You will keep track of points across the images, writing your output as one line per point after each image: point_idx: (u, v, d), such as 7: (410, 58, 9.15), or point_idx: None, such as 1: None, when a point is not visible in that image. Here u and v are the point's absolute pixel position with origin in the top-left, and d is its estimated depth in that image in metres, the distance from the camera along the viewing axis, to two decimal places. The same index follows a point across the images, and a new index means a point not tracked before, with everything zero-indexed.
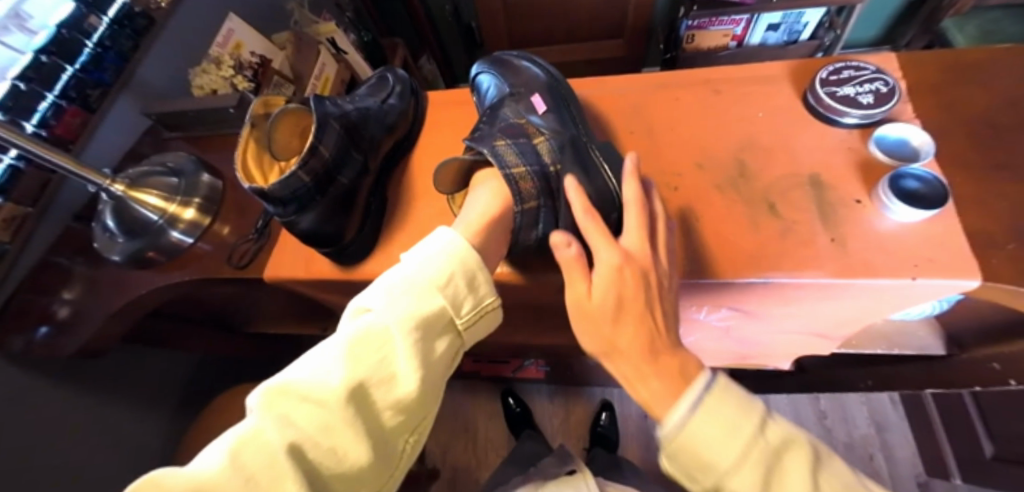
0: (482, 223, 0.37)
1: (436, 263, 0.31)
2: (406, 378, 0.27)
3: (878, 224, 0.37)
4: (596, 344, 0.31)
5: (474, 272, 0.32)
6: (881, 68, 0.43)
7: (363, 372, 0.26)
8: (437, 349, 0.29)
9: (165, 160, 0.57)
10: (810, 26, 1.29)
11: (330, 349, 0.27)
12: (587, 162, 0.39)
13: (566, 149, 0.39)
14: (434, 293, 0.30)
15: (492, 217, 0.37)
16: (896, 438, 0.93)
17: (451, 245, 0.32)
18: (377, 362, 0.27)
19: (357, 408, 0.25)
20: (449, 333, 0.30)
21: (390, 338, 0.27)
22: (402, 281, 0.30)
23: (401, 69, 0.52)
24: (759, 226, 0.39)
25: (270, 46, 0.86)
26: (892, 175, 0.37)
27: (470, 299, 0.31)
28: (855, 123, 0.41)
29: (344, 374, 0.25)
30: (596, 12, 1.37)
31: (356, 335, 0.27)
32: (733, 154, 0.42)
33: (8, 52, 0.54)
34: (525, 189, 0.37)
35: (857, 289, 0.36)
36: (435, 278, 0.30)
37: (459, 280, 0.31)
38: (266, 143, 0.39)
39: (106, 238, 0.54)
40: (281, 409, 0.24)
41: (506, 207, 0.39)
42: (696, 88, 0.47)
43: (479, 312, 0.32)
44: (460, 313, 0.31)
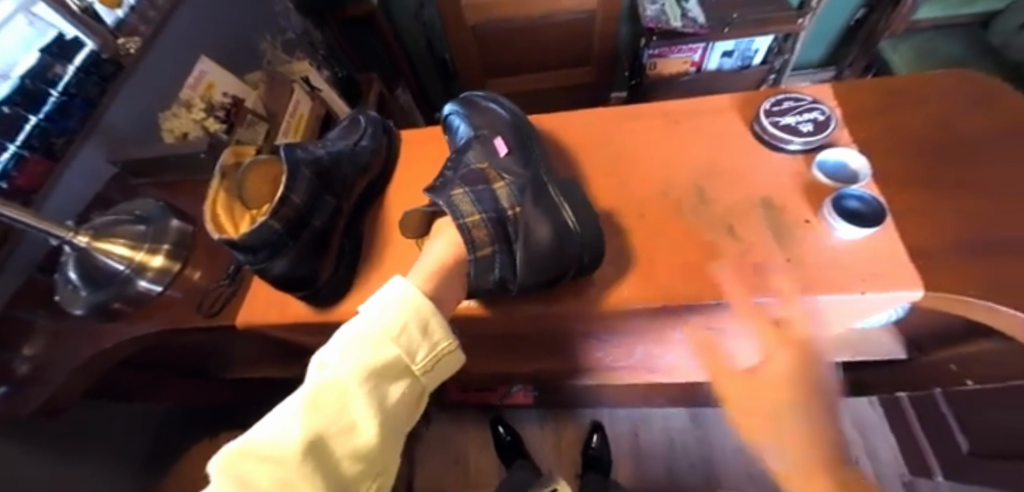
0: (434, 268, 0.38)
1: (388, 314, 0.32)
2: (364, 426, 0.28)
3: (827, 243, 0.39)
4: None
5: (428, 318, 0.33)
6: (817, 98, 0.46)
7: (322, 424, 0.27)
8: (394, 396, 0.30)
9: (132, 207, 0.56)
10: (761, 52, 1.39)
11: (288, 406, 0.28)
12: (544, 205, 0.40)
13: (527, 191, 0.41)
14: (388, 343, 0.31)
15: (445, 262, 0.39)
16: (878, 439, 0.96)
17: (403, 293, 0.33)
18: (335, 413, 0.28)
19: (317, 461, 0.26)
20: (405, 379, 0.32)
21: (347, 389, 0.28)
22: (358, 333, 0.31)
23: (371, 111, 0.54)
24: (721, 250, 0.41)
25: (243, 87, 0.89)
26: (834, 196, 0.40)
27: (425, 346, 0.33)
28: (799, 149, 0.44)
29: (302, 428, 0.26)
30: (562, 43, 1.43)
31: (313, 388, 0.28)
32: (691, 180, 0.45)
33: None
34: (477, 237, 0.39)
35: (815, 305, 0.38)
36: (387, 327, 0.31)
37: (412, 328, 0.32)
38: (236, 194, 0.40)
39: (70, 291, 0.53)
40: (239, 470, 0.24)
41: (460, 253, 0.40)
42: (653, 120, 0.50)
43: (435, 356, 0.33)
44: (415, 360, 0.32)
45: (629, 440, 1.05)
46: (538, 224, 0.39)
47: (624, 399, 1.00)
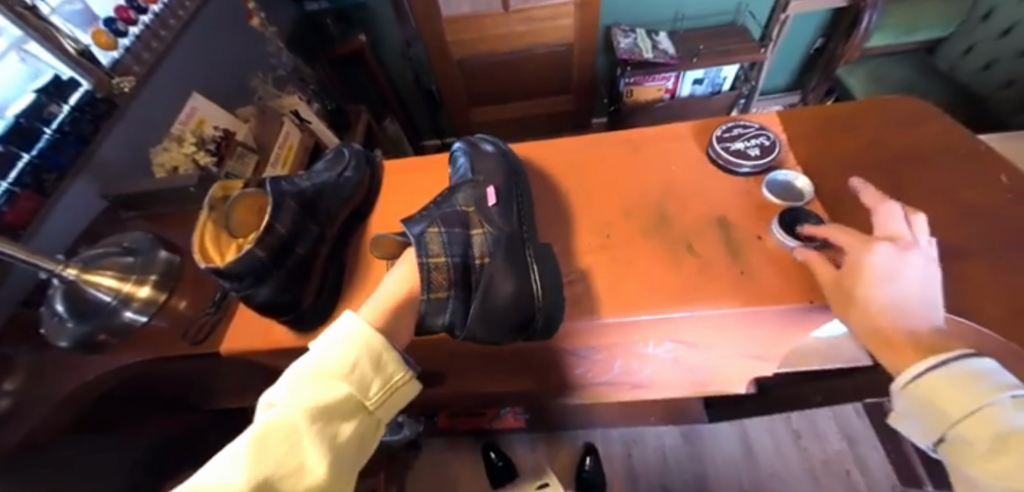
0: (385, 306, 0.36)
1: (337, 352, 0.31)
2: (313, 461, 0.26)
3: (775, 257, 0.43)
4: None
5: (380, 354, 0.32)
6: (763, 125, 0.51)
7: (266, 462, 0.24)
8: (347, 432, 0.28)
9: (120, 240, 0.58)
10: (729, 79, 1.47)
11: (231, 456, 0.25)
12: (515, 263, 0.39)
13: (502, 245, 0.40)
14: (338, 380, 0.30)
15: (398, 299, 0.37)
16: (867, 450, 0.97)
17: (353, 330, 0.33)
18: (282, 454, 0.25)
19: None
20: (359, 416, 0.30)
21: (295, 426, 0.26)
22: (306, 372, 0.30)
23: (354, 143, 0.57)
24: (682, 265, 0.44)
25: (234, 120, 0.93)
26: (782, 214, 0.44)
27: (378, 379, 0.31)
28: (750, 172, 0.48)
29: (245, 470, 0.24)
30: (542, 73, 1.50)
31: (258, 431, 0.26)
32: (653, 202, 0.48)
33: None
34: (436, 279, 0.37)
35: (768, 314, 0.41)
36: (337, 363, 0.31)
37: (364, 363, 0.31)
38: (222, 224, 0.42)
39: (56, 323, 0.53)
40: None
41: (415, 292, 0.38)
42: (617, 147, 0.54)
43: (390, 390, 0.32)
44: (368, 395, 0.31)
45: (622, 460, 1.05)
46: (503, 280, 0.39)
47: (614, 418, 1.01)
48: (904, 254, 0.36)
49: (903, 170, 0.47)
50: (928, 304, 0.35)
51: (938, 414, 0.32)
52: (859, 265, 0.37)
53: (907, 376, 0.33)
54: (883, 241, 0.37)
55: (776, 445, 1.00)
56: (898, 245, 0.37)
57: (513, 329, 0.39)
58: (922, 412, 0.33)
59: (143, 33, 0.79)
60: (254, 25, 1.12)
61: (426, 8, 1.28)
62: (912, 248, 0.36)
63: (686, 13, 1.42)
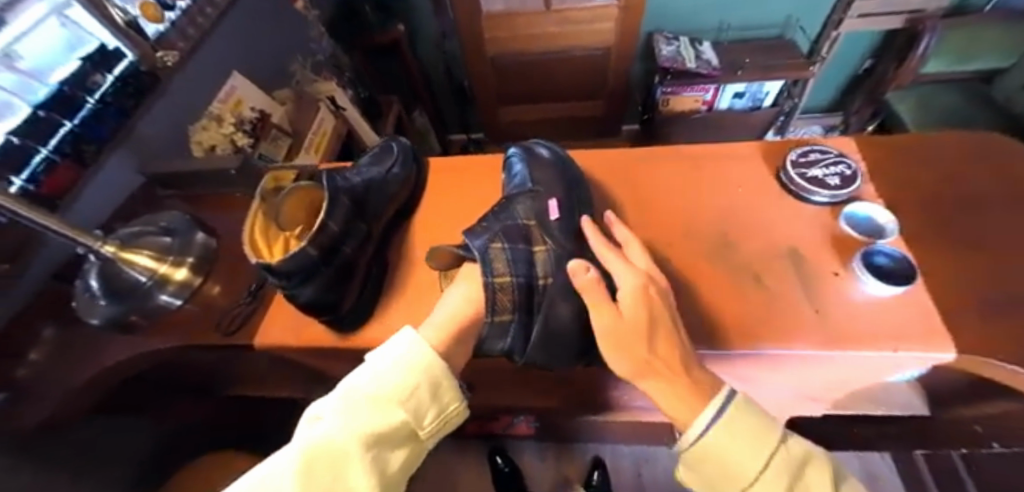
0: (452, 326, 0.34)
1: (398, 373, 0.28)
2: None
3: (853, 296, 0.39)
4: (625, 367, 0.33)
5: (441, 382, 0.29)
6: (842, 152, 0.48)
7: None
8: (394, 463, 0.26)
9: (158, 219, 0.57)
10: (771, 94, 1.41)
11: (274, 473, 0.23)
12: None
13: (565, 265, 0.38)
14: (395, 405, 0.27)
15: (464, 320, 0.35)
16: None
17: (416, 350, 0.30)
18: (331, 485, 0.23)
19: None
20: (408, 445, 0.28)
21: (346, 456, 0.24)
22: (361, 390, 0.27)
23: (402, 139, 0.55)
24: (748, 296, 0.41)
25: (270, 102, 0.92)
26: (863, 251, 0.41)
27: (433, 408, 0.29)
28: (825, 202, 0.45)
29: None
30: (576, 75, 1.47)
31: (307, 452, 0.23)
32: (718, 224, 0.45)
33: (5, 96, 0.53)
34: (501, 301, 0.36)
35: (843, 360, 0.38)
36: (395, 387, 0.28)
37: (423, 390, 0.29)
38: (272, 216, 0.40)
39: (88, 299, 0.52)
40: None
41: (479, 313, 0.36)
42: (679, 163, 0.51)
43: (443, 419, 0.30)
44: (422, 424, 0.28)
45: (631, 478, 1.02)
46: (566, 303, 0.37)
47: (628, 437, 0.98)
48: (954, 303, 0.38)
49: (993, 211, 0.43)
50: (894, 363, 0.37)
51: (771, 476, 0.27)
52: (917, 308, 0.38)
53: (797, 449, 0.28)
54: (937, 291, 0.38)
55: None
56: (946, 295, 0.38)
57: (573, 356, 0.38)
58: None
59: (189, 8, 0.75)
60: (298, 8, 1.11)
61: (468, 2, 1.26)
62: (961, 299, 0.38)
63: (732, 24, 1.38)
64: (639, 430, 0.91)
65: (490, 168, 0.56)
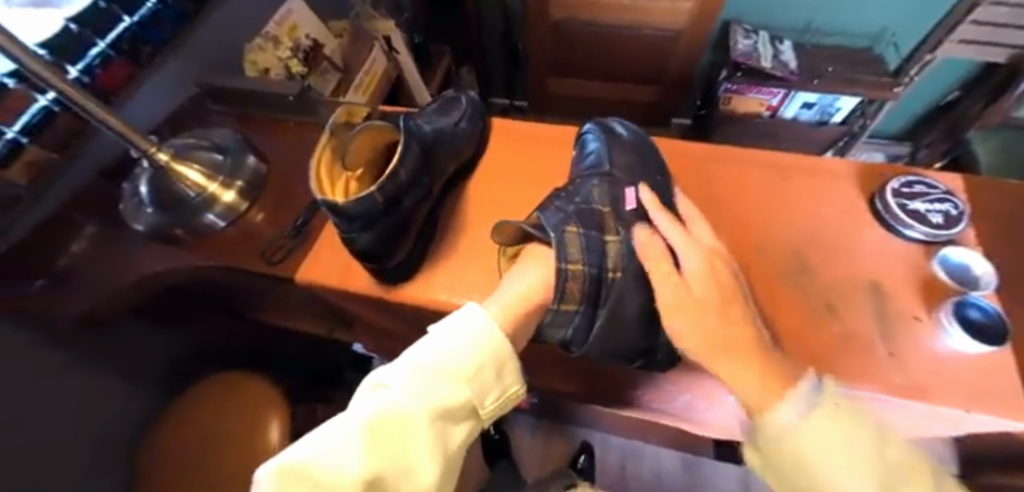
0: (516, 305, 0.34)
1: (467, 352, 0.29)
2: (423, 465, 0.25)
3: (933, 346, 0.36)
4: (670, 299, 0.34)
5: (503, 363, 0.31)
6: (950, 188, 0.43)
7: (385, 457, 0.24)
8: (455, 438, 0.28)
9: (209, 134, 0.56)
10: (843, 111, 1.32)
11: (349, 428, 0.25)
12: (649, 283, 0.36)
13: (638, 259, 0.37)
14: (463, 384, 0.29)
15: (530, 303, 0.35)
16: None
17: (483, 330, 0.31)
18: (398, 451, 0.25)
19: None
20: (469, 420, 0.30)
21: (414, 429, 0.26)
22: (432, 365, 0.28)
23: (473, 93, 0.51)
24: (823, 328, 0.38)
25: (324, 32, 0.87)
26: (957, 301, 0.37)
27: (495, 390, 0.31)
28: (920, 239, 0.41)
29: (365, 463, 0.23)
30: (637, 55, 1.40)
31: (380, 416, 0.25)
32: (800, 243, 0.42)
33: None
34: (571, 290, 0.34)
35: (910, 408, 0.35)
36: (463, 366, 0.29)
37: (488, 372, 0.30)
38: (340, 152, 0.38)
39: (134, 205, 0.53)
40: None
41: (546, 299, 0.35)
42: (765, 170, 0.47)
43: (501, 400, 0.31)
44: (483, 403, 0.30)
45: (616, 470, 1.03)
46: (634, 300, 0.35)
47: (622, 429, 0.98)
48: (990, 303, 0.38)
49: None
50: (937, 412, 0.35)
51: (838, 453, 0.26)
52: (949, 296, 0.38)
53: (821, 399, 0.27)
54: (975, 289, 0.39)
55: None
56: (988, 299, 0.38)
57: (632, 354, 0.36)
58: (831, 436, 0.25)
59: None
60: None
61: None
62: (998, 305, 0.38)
63: (818, 26, 1.28)
64: (637, 427, 0.91)
65: (559, 140, 0.53)
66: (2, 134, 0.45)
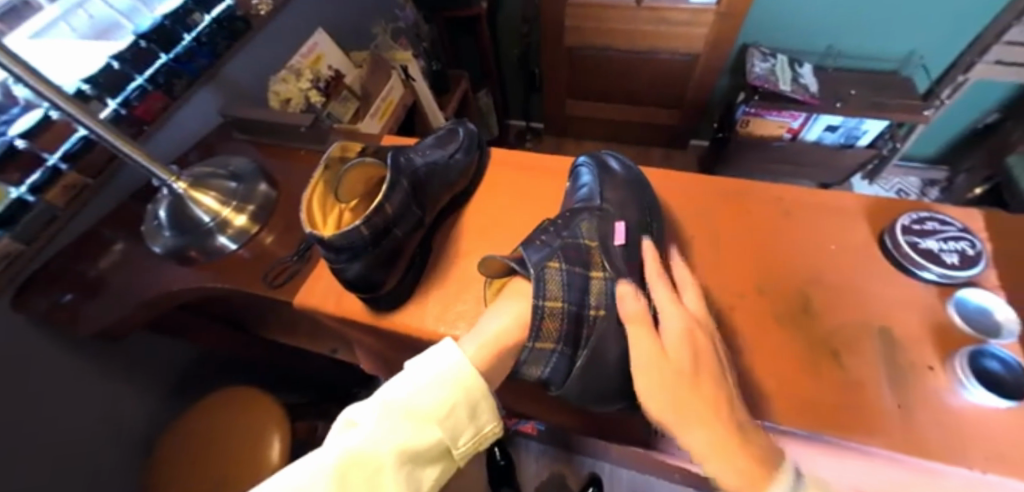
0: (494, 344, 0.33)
1: (439, 389, 0.28)
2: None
3: (946, 399, 0.33)
4: (670, 417, 0.30)
5: (480, 403, 0.29)
6: (966, 226, 0.41)
7: None
8: (427, 480, 0.26)
9: (227, 162, 0.59)
10: (869, 133, 1.26)
11: (308, 474, 0.24)
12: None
13: (623, 297, 0.35)
14: (432, 424, 0.27)
15: (506, 342, 0.34)
16: None
17: (458, 368, 0.29)
18: None
19: None
20: (441, 461, 0.28)
21: (380, 469, 0.24)
22: (400, 402, 0.27)
23: (470, 124, 0.53)
24: (821, 377, 0.35)
25: (346, 63, 0.92)
26: (972, 350, 0.34)
27: (470, 429, 0.29)
28: (933, 280, 0.39)
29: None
30: (652, 79, 1.40)
31: (343, 458, 0.24)
32: (800, 282, 0.40)
33: (103, 8, 0.60)
34: (547, 328, 0.33)
35: (919, 469, 0.32)
36: (433, 405, 0.27)
37: (462, 411, 0.28)
38: (333, 186, 0.39)
39: (155, 227, 0.56)
40: None
41: (522, 337, 0.35)
42: (765, 203, 0.46)
43: (478, 439, 0.29)
44: (456, 443, 0.28)
45: None
46: (616, 339, 0.34)
47: (632, 464, 0.94)
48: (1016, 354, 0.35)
49: None
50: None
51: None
52: (964, 343, 0.36)
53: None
54: (998, 340, 0.35)
55: None
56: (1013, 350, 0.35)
57: (614, 395, 0.35)
58: None
59: None
60: None
61: None
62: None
63: (842, 50, 1.25)
64: (647, 463, 0.87)
65: (554, 170, 0.53)
66: (45, 161, 0.49)
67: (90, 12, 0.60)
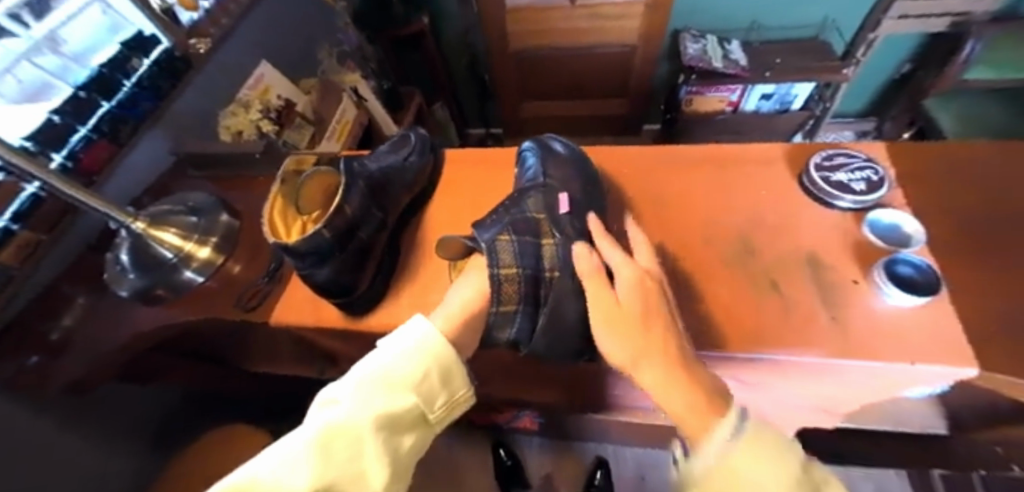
0: (461, 312, 0.36)
1: (411, 360, 0.31)
2: (374, 469, 0.25)
3: (872, 306, 0.38)
4: (623, 351, 0.33)
5: (449, 368, 0.32)
6: (870, 157, 0.46)
7: (335, 464, 0.24)
8: (404, 446, 0.28)
9: (186, 198, 0.59)
10: (801, 97, 1.37)
11: (290, 448, 0.24)
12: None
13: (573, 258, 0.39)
14: (407, 390, 0.29)
15: (473, 310, 0.37)
16: None
17: (428, 340, 0.32)
18: (346, 460, 0.24)
19: None
20: (418, 427, 0.30)
21: (362, 434, 0.25)
22: (377, 373, 0.30)
23: (421, 130, 0.55)
24: (764, 306, 0.39)
25: (295, 92, 0.96)
26: (886, 260, 0.39)
27: (442, 395, 0.31)
28: (849, 207, 0.43)
29: (313, 471, 0.23)
30: (598, 72, 1.46)
31: (326, 428, 0.25)
32: (736, 225, 0.45)
33: (35, 71, 0.56)
34: (506, 292, 0.37)
35: (858, 370, 0.37)
36: (408, 374, 0.30)
37: (433, 376, 0.31)
38: (292, 199, 0.41)
39: (117, 272, 0.54)
40: None
41: (487, 303, 0.38)
42: (698, 162, 0.50)
43: (450, 405, 0.32)
44: (432, 408, 0.31)
45: (633, 482, 1.02)
46: (571, 297, 0.37)
47: (632, 439, 0.97)
48: (925, 258, 0.40)
49: (1016, 221, 0.41)
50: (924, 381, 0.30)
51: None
52: (880, 255, 0.40)
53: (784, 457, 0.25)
54: (910, 249, 0.40)
55: None
56: (920, 255, 0.40)
57: (579, 347, 0.39)
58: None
59: None
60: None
61: None
62: (930, 258, 0.40)
63: (763, 24, 1.35)
64: (644, 433, 0.90)
65: (505, 161, 0.56)
66: None
67: (20, 76, 0.55)
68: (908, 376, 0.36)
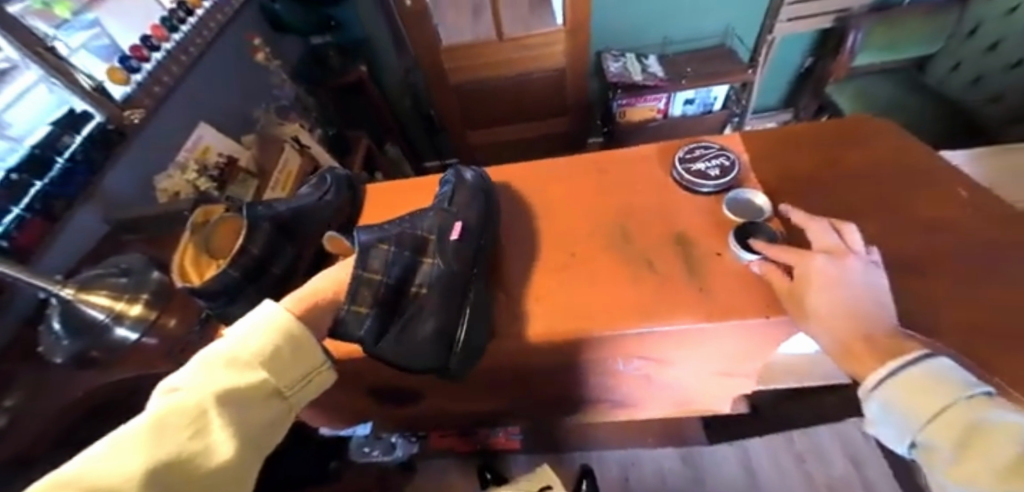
0: (309, 299, 0.37)
1: (256, 336, 0.30)
2: (222, 443, 0.24)
3: (736, 271, 0.43)
4: None
5: (300, 340, 0.31)
6: (723, 146, 0.53)
7: (169, 440, 0.23)
8: (258, 419, 0.27)
9: (117, 263, 0.61)
10: (720, 98, 1.49)
11: (117, 438, 0.23)
12: (447, 304, 0.41)
13: (442, 281, 0.42)
14: (254, 365, 0.29)
15: (321, 297, 0.37)
16: (880, 478, 0.91)
17: (272, 317, 0.31)
18: (184, 437, 0.23)
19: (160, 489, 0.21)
20: (275, 400, 0.29)
21: (201, 412, 0.25)
22: (215, 361, 0.28)
23: (340, 169, 0.59)
24: (644, 286, 0.44)
25: (236, 147, 0.99)
26: (736, 229, 0.45)
27: (298, 367, 0.31)
28: (711, 190, 0.49)
29: (145, 454, 0.22)
30: (537, 95, 1.55)
31: (158, 412, 0.24)
32: (619, 220, 0.50)
33: None
34: (362, 293, 0.38)
35: (731, 330, 0.41)
36: (254, 352, 0.29)
37: (284, 349, 0.30)
38: (203, 246, 0.45)
39: (52, 342, 0.56)
40: None
41: (339, 296, 0.38)
42: (585, 169, 0.56)
43: (309, 376, 0.31)
44: (287, 381, 0.30)
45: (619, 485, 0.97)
46: (428, 319, 0.40)
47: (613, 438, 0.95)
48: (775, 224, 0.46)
49: (842, 182, 0.49)
50: (881, 303, 0.35)
51: (921, 412, 0.28)
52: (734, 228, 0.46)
53: (880, 374, 0.30)
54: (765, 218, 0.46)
55: (778, 470, 0.94)
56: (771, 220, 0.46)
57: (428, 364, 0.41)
58: (897, 412, 0.29)
59: (155, 69, 0.84)
60: (260, 60, 1.20)
61: (424, 34, 1.34)
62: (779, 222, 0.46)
63: (674, 38, 1.47)
64: None
65: (422, 188, 0.61)
66: None
67: None
68: (773, 329, 0.41)
